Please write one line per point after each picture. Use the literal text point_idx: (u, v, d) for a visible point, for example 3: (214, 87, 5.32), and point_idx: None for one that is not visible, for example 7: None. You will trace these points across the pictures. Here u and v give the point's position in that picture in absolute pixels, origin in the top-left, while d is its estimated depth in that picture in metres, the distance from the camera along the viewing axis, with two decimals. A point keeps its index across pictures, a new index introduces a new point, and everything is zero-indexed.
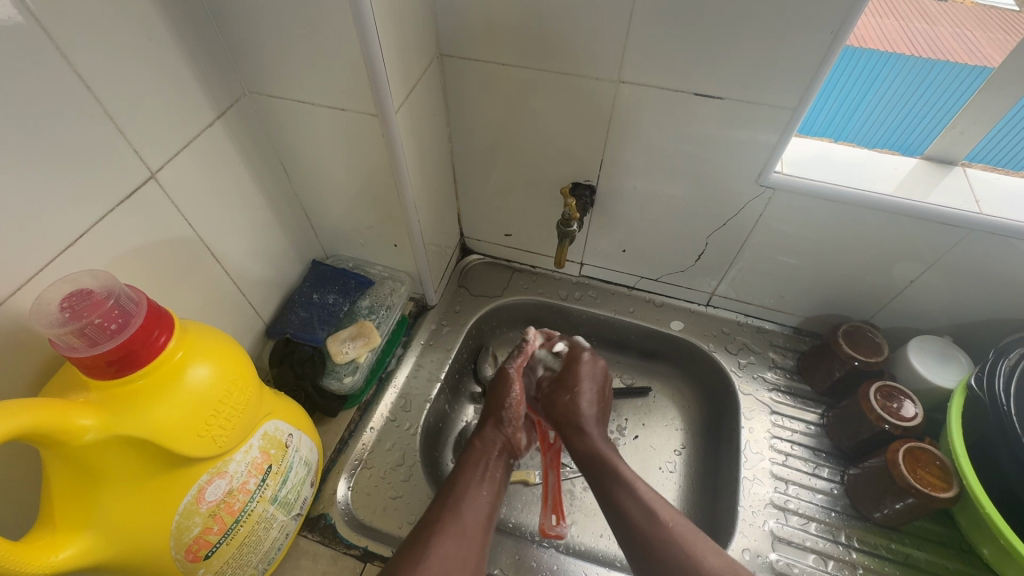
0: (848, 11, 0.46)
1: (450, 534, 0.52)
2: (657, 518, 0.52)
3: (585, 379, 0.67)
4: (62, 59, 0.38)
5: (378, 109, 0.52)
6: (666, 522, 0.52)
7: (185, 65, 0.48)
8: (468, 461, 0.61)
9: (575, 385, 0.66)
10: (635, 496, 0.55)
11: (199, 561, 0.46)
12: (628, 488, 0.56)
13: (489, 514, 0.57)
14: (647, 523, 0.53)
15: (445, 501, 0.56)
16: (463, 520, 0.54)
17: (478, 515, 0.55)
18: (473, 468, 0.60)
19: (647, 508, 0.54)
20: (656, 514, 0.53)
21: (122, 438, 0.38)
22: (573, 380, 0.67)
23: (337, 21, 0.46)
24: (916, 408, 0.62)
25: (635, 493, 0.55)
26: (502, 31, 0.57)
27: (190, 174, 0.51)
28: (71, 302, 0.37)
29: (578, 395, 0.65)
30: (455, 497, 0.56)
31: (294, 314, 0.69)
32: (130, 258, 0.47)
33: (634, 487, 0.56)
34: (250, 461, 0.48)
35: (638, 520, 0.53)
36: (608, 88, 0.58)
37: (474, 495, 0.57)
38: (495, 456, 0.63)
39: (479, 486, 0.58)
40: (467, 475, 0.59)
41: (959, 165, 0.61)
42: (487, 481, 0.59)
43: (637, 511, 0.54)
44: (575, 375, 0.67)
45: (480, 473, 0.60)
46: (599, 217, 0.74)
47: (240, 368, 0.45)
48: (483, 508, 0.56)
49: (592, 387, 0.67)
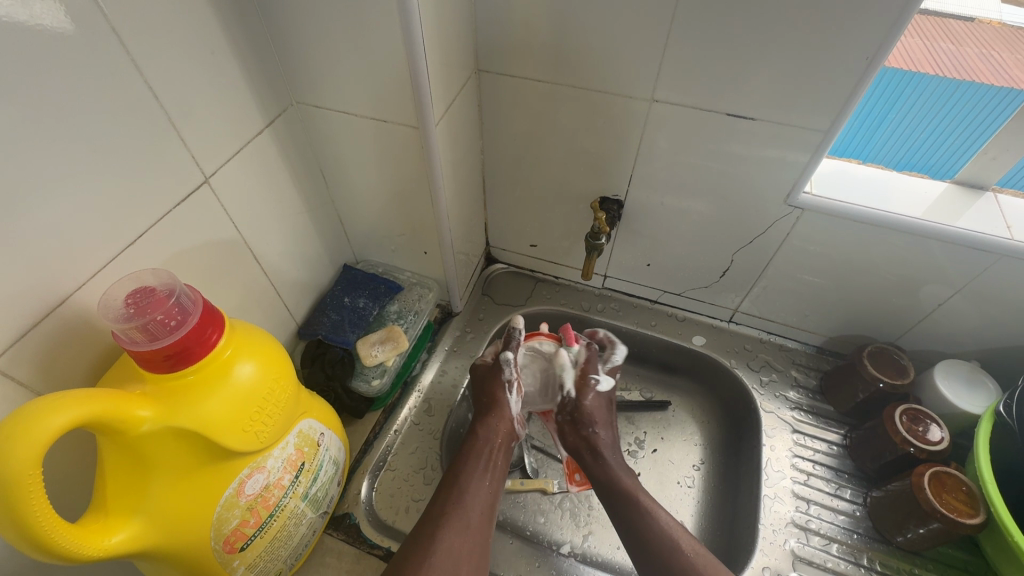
0: (883, 37, 0.47)
1: (455, 526, 0.54)
2: (679, 547, 0.54)
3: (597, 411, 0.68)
4: (134, 69, 0.41)
5: (419, 121, 0.54)
6: (684, 550, 0.54)
7: (241, 76, 0.51)
8: (469, 455, 0.61)
9: (590, 416, 0.67)
10: (654, 527, 0.56)
11: (235, 553, 0.48)
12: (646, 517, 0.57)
13: (493, 500, 0.59)
14: (669, 554, 0.54)
15: (448, 494, 0.57)
16: (467, 514, 0.55)
17: (482, 507, 0.57)
18: (473, 458, 0.61)
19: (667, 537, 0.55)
20: (679, 546, 0.54)
21: (174, 429, 0.40)
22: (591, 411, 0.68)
23: (387, 38, 0.48)
24: (942, 432, 0.62)
25: (657, 524, 0.56)
26: (538, 48, 0.59)
27: (239, 179, 0.54)
28: (135, 299, 0.40)
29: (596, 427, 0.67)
30: (458, 490, 0.57)
31: (326, 317, 0.71)
32: (181, 257, 0.50)
33: (655, 517, 0.57)
34: (286, 457, 0.50)
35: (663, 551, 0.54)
36: (640, 106, 0.60)
37: (474, 491, 0.57)
38: (495, 444, 0.63)
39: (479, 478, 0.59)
40: (465, 467, 0.60)
41: (989, 191, 0.62)
42: (489, 474, 0.60)
43: (658, 543, 0.55)
44: (590, 407, 0.68)
45: (480, 467, 0.60)
46: (625, 231, 0.75)
47: (281, 367, 0.47)
48: (484, 503, 0.57)
49: (603, 417, 0.68)
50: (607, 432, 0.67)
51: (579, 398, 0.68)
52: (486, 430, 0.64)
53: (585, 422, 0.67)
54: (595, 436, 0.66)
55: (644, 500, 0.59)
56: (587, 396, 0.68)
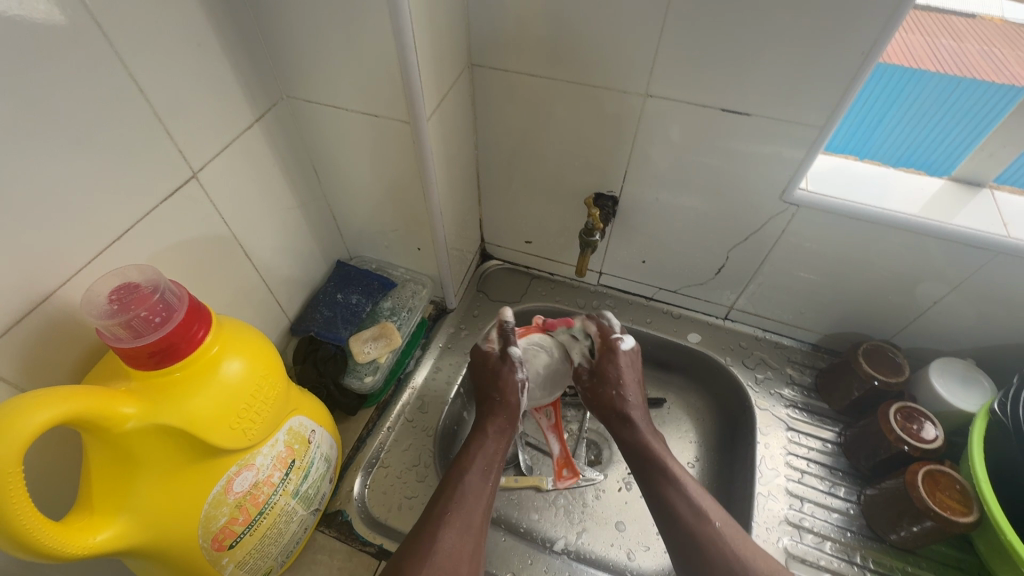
0: (879, 32, 0.46)
1: (454, 524, 0.53)
2: (705, 516, 0.54)
3: (624, 368, 0.65)
4: (120, 62, 0.40)
5: (410, 116, 0.54)
6: (711, 520, 0.54)
7: (230, 70, 0.50)
8: (474, 453, 0.60)
9: (618, 375, 0.65)
10: (681, 494, 0.56)
11: (224, 551, 0.47)
12: (669, 490, 0.57)
13: (491, 498, 0.58)
14: (694, 524, 0.54)
15: (447, 492, 0.56)
16: (470, 514, 0.55)
17: (480, 503, 0.56)
18: (475, 457, 0.60)
19: (689, 511, 0.55)
20: (704, 513, 0.54)
21: (159, 426, 0.39)
22: (614, 371, 0.65)
23: (377, 32, 0.48)
24: (936, 430, 0.62)
25: (683, 492, 0.56)
26: (532, 42, 0.58)
27: (227, 174, 0.53)
28: (119, 295, 0.39)
29: (622, 389, 0.64)
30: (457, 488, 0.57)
31: (318, 313, 0.71)
32: (170, 253, 0.49)
33: (681, 486, 0.57)
34: (275, 454, 0.49)
35: (686, 518, 0.55)
36: (635, 101, 0.59)
37: (479, 488, 0.57)
38: (496, 438, 0.62)
39: (478, 475, 0.58)
40: (467, 464, 0.59)
41: (986, 188, 0.61)
42: (493, 473, 0.59)
43: (683, 514, 0.55)
44: (616, 367, 0.65)
45: (482, 464, 0.59)
46: (620, 227, 0.75)
47: (270, 364, 0.47)
48: (486, 504, 0.57)
49: (630, 378, 0.66)
50: (634, 392, 0.65)
51: (602, 358, 0.66)
52: (492, 423, 0.63)
53: (610, 383, 0.65)
54: (621, 397, 0.64)
55: (672, 466, 0.58)
56: (614, 356, 0.66)
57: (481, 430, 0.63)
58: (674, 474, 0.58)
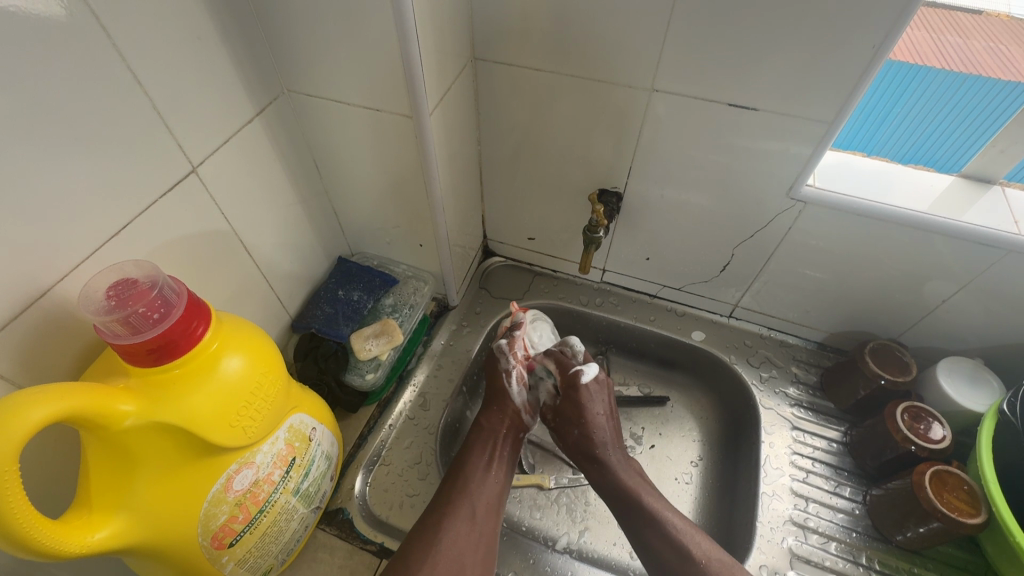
0: (892, 25, 0.45)
1: (463, 516, 0.54)
2: (689, 555, 0.53)
3: (590, 403, 0.65)
4: (119, 55, 0.40)
5: (412, 111, 0.53)
6: (697, 559, 0.53)
7: (230, 63, 0.49)
8: (475, 443, 0.62)
9: (582, 413, 0.64)
10: (662, 531, 0.56)
11: (224, 549, 0.47)
12: (650, 530, 0.56)
13: (502, 494, 0.59)
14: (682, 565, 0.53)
15: (453, 483, 0.58)
16: (474, 505, 0.56)
17: (489, 498, 0.57)
18: (478, 450, 0.61)
19: (683, 534, 0.55)
20: (690, 553, 0.53)
21: (158, 424, 0.39)
22: (581, 402, 0.65)
23: (379, 25, 0.47)
24: (944, 430, 0.61)
25: (668, 530, 0.55)
26: (537, 36, 0.57)
27: (227, 169, 0.53)
28: (116, 291, 0.39)
29: (587, 424, 0.64)
30: (464, 480, 0.58)
31: (319, 309, 0.70)
32: (169, 249, 0.49)
33: (659, 523, 0.56)
34: (276, 452, 0.49)
35: (671, 559, 0.54)
36: (641, 96, 0.58)
37: (485, 479, 0.58)
38: (502, 434, 0.63)
39: (485, 469, 0.59)
40: (474, 457, 0.60)
41: (997, 185, 0.60)
42: (496, 463, 0.61)
43: (670, 552, 0.54)
44: (582, 398, 0.65)
45: (487, 457, 0.60)
46: (624, 224, 0.74)
47: (270, 360, 0.46)
48: (493, 492, 0.58)
49: (601, 410, 0.65)
50: (603, 418, 0.65)
51: (566, 394, 0.65)
52: (497, 418, 0.64)
53: (575, 420, 0.65)
54: (589, 432, 0.64)
55: (649, 503, 0.58)
56: (577, 392, 0.65)
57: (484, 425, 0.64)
58: (652, 510, 0.57)
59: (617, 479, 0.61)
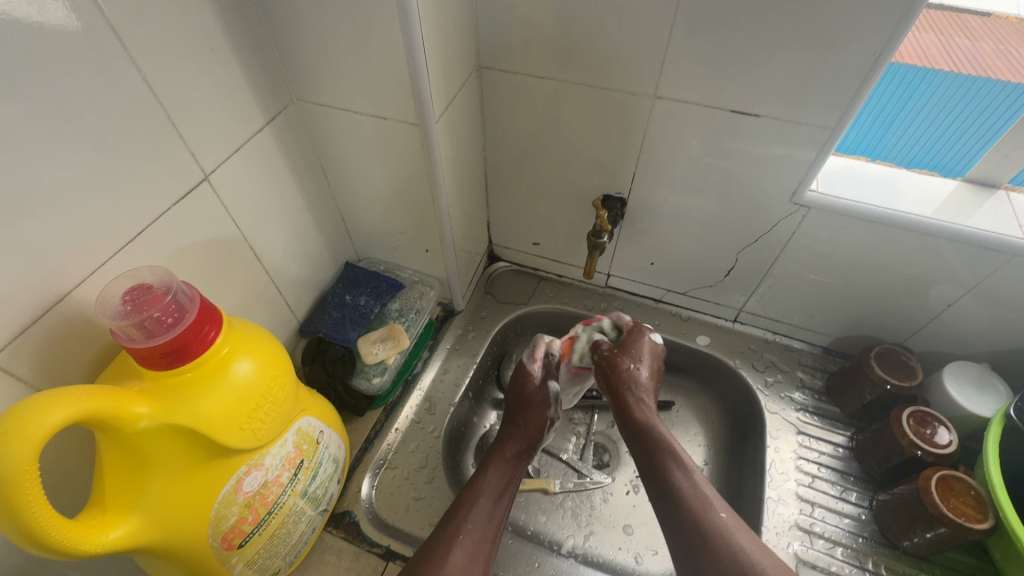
0: (891, 33, 0.46)
1: (463, 544, 0.51)
2: (710, 505, 0.49)
3: (647, 353, 0.64)
4: (135, 68, 0.41)
5: (419, 119, 0.54)
6: (717, 510, 0.49)
7: (242, 74, 0.51)
8: (488, 468, 0.60)
9: (637, 355, 0.63)
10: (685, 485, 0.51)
11: (233, 550, 0.48)
12: (675, 471, 0.52)
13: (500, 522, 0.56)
14: (700, 513, 0.48)
15: (461, 504, 0.55)
16: (479, 528, 0.53)
17: (487, 515, 0.55)
18: (490, 478, 0.59)
19: (691, 491, 0.50)
20: (709, 505, 0.49)
21: (170, 425, 0.40)
22: (637, 348, 0.64)
23: (386, 35, 0.48)
24: (950, 435, 0.61)
25: (687, 480, 0.51)
26: (541, 45, 0.58)
27: (237, 177, 0.54)
28: (131, 296, 0.40)
29: (640, 364, 0.62)
30: (472, 500, 0.56)
31: (327, 314, 0.71)
32: (181, 254, 0.50)
33: (687, 470, 0.52)
34: (284, 455, 0.50)
35: (691, 505, 0.49)
36: (644, 103, 0.59)
37: (491, 505, 0.56)
38: (510, 460, 0.62)
39: (491, 493, 0.57)
40: (482, 486, 0.58)
41: (1002, 189, 0.60)
42: (505, 495, 0.58)
43: (688, 497, 0.50)
44: (639, 346, 0.64)
45: (499, 484, 0.58)
46: (628, 229, 0.75)
47: (279, 364, 0.47)
48: (495, 517, 0.56)
49: (650, 365, 0.64)
50: (649, 373, 0.63)
51: (629, 335, 0.66)
52: (508, 446, 0.63)
53: (630, 356, 0.63)
54: (637, 372, 0.62)
55: (679, 453, 0.53)
56: (636, 336, 0.65)
57: (499, 452, 0.63)
58: (680, 461, 0.53)
59: (649, 423, 0.57)
